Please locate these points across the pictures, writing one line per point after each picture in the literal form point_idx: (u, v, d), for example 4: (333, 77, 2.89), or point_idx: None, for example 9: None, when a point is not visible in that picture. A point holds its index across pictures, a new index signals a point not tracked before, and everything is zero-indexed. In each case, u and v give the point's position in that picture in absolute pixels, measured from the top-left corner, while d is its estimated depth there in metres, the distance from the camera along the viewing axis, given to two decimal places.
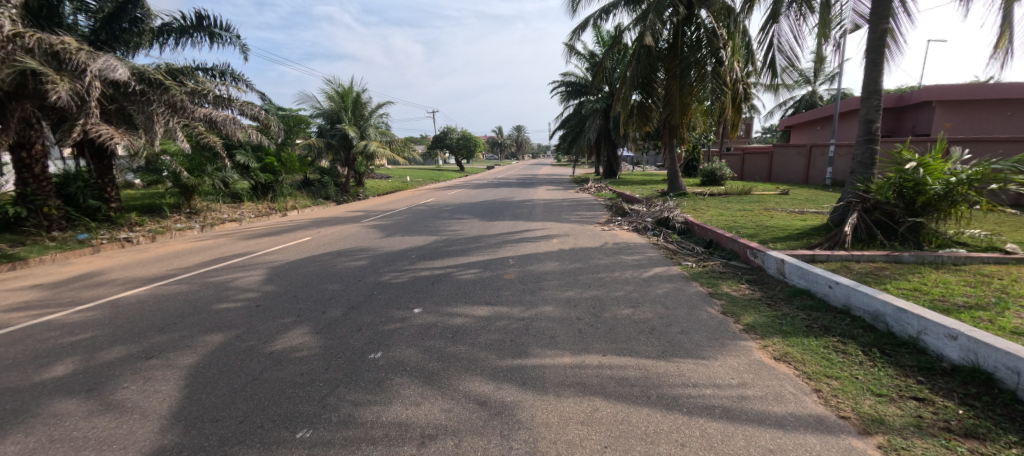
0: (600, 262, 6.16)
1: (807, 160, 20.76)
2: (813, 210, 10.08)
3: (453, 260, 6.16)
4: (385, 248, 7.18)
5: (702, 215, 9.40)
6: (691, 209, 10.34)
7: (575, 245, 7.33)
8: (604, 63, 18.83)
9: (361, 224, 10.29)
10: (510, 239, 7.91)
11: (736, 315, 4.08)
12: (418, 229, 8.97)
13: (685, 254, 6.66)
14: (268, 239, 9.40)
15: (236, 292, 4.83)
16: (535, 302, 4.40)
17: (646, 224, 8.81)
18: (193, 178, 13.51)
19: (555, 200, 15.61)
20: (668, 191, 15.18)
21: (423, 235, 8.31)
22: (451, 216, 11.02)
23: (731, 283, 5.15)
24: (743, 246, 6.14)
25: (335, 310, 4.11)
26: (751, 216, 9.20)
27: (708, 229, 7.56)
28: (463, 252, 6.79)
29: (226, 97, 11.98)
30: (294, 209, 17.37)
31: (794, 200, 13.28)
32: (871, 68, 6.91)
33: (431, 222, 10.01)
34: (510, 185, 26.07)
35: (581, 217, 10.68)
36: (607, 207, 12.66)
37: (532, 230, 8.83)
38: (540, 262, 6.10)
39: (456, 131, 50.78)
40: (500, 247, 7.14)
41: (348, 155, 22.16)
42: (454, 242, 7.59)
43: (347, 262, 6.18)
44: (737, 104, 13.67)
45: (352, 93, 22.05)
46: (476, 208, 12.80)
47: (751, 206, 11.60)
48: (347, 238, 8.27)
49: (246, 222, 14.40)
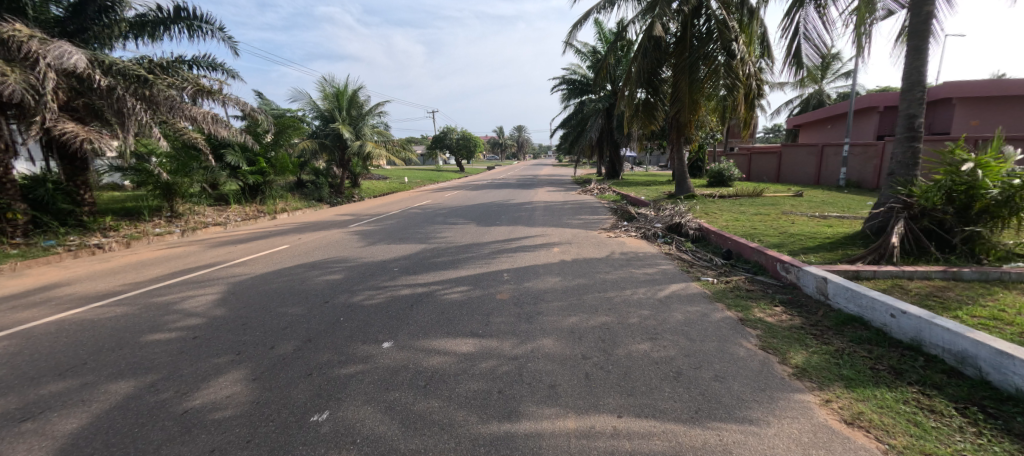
0: (607, 277, 5.39)
1: (818, 160, 20.01)
2: (836, 215, 9.29)
3: (439, 275, 5.39)
4: (365, 259, 6.40)
5: (717, 220, 8.63)
6: (703, 213, 9.56)
7: (578, 256, 6.56)
8: (607, 59, 18.08)
9: (347, 230, 9.52)
10: (506, 248, 7.13)
11: (781, 351, 3.31)
12: (407, 236, 8.19)
13: (702, 267, 5.90)
14: (245, 246, 8.62)
15: (177, 316, 4.06)
16: (532, 333, 3.63)
17: (655, 230, 8.03)
18: (175, 179, 12.78)
19: (556, 202, 14.80)
20: (675, 193, 14.41)
21: (412, 243, 7.54)
22: (445, 220, 10.23)
23: (763, 305, 4.38)
24: (771, 259, 5.36)
25: (286, 345, 3.35)
26: (770, 222, 8.41)
27: (726, 237, 6.78)
28: (453, 265, 6.01)
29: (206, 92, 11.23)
30: (284, 211, 16.62)
31: (810, 203, 12.49)
32: (913, 56, 6.09)
33: (421, 227, 9.23)
34: (510, 186, 25.29)
35: (584, 222, 9.89)
36: (612, 210, 11.88)
37: (531, 237, 8.05)
38: (539, 277, 5.32)
39: (456, 131, 49.95)
40: (494, 259, 6.36)
41: (342, 156, 21.37)
42: (444, 251, 6.82)
43: (319, 275, 5.41)
44: (750, 101, 12.87)
45: (346, 91, 21.26)
46: (473, 211, 12.00)
47: (767, 209, 10.81)
48: (328, 246, 7.51)
49: (231, 226, 13.66)
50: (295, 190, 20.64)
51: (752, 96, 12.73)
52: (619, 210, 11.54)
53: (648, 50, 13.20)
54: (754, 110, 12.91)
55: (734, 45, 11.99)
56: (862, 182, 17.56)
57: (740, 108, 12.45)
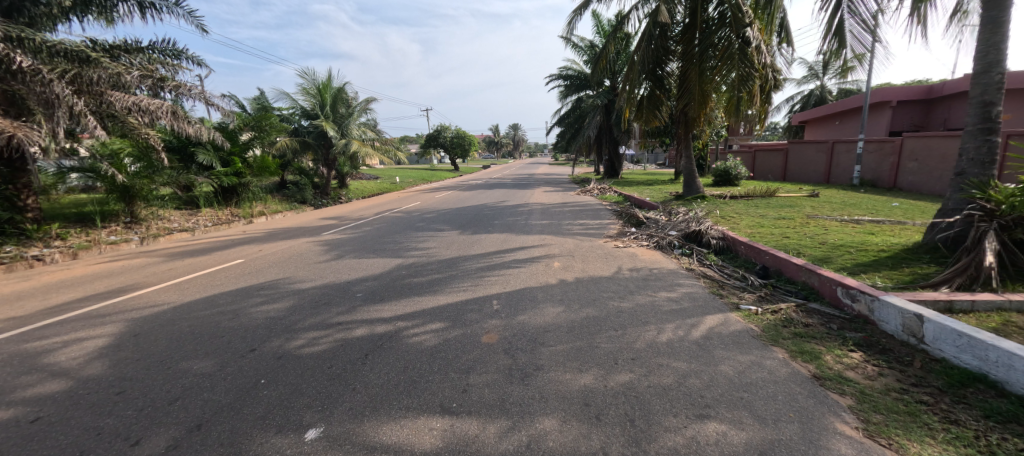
0: (623, 305, 4.26)
1: (829, 157, 19.00)
2: (870, 220, 8.24)
3: (410, 305, 4.25)
4: (325, 280, 5.25)
5: (739, 227, 7.56)
6: (721, 218, 8.47)
7: (584, 273, 5.43)
8: (606, 51, 16.97)
9: (317, 238, 8.36)
10: (497, 263, 6.00)
11: (898, 442, 2.23)
12: (383, 247, 7.07)
13: (736, 289, 4.83)
14: (198, 258, 7.45)
15: (35, 379, 2.93)
16: (527, 408, 2.52)
17: (670, 239, 6.96)
18: (134, 181, 11.51)
19: (554, 205, 13.69)
20: (683, 194, 13.35)
21: (385, 257, 6.38)
22: (429, 227, 9.08)
23: (834, 350, 3.31)
24: (828, 282, 4.28)
25: (157, 442, 2.22)
26: (801, 229, 7.34)
27: (757, 248, 5.70)
28: (430, 288, 4.86)
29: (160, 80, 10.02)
30: (263, 215, 15.43)
31: (830, 204, 11.48)
32: (988, 30, 5.00)
33: (401, 236, 8.09)
34: (505, 186, 24.18)
35: (586, 228, 8.77)
36: (616, 214, 10.78)
37: (527, 248, 6.94)
38: (537, 307, 4.19)
39: (450, 130, 48.67)
40: (482, 278, 5.23)
41: (327, 155, 20.14)
42: (423, 269, 5.68)
43: (258, 308, 4.26)
44: (766, 93, 11.79)
45: (330, 86, 20.03)
46: (462, 216, 10.86)
47: (789, 212, 9.75)
48: (289, 261, 6.34)
49: (199, 232, 12.48)
50: (276, 192, 19.41)
51: (768, 88, 11.66)
52: (624, 214, 10.43)
53: (653, 37, 12.11)
54: (769, 102, 11.83)
55: (748, 31, 10.92)
56: (877, 180, 16.58)
57: (755, 101, 11.37)
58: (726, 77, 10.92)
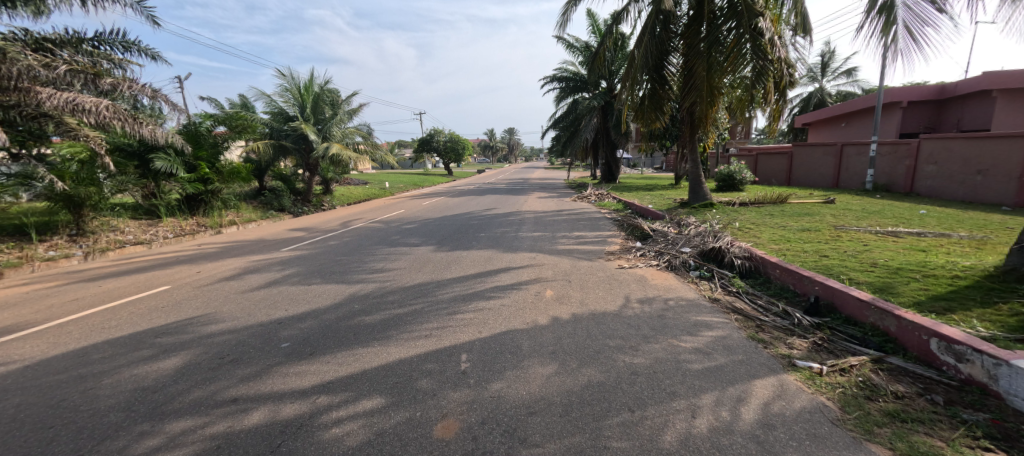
0: (638, 362, 3.12)
1: (838, 160, 18.05)
2: (910, 234, 7.18)
3: (344, 366, 3.08)
4: (250, 320, 4.07)
5: (762, 242, 6.48)
6: (738, 230, 7.38)
7: (583, 308, 4.28)
8: (603, 49, 15.89)
9: (272, 255, 7.17)
10: (477, 292, 4.84)
11: None
12: (342, 270, 5.91)
13: (780, 332, 3.74)
14: (123, 280, 6.24)
15: None
16: None
17: (685, 258, 5.87)
18: (80, 189, 10.24)
19: (549, 213, 12.60)
20: (689, 202, 12.28)
21: (339, 285, 5.21)
22: (404, 242, 7.93)
23: (962, 450, 2.18)
24: (913, 328, 3.18)
25: None
26: (837, 245, 6.25)
27: (797, 273, 4.59)
28: (381, 334, 3.69)
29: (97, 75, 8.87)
30: (234, 225, 14.22)
31: (852, 212, 10.45)
32: None
33: (368, 254, 6.90)
34: (498, 192, 23.04)
35: (584, 242, 7.65)
36: (616, 224, 9.66)
37: (514, 271, 5.77)
38: (521, 368, 3.03)
39: (444, 133, 47.48)
40: (452, 317, 4.06)
41: (307, 159, 18.89)
42: (380, 302, 4.50)
43: (135, 370, 3.10)
44: (781, 91, 10.68)
45: (312, 87, 18.81)
46: (445, 227, 9.69)
47: (813, 222, 8.68)
48: (221, 290, 5.16)
49: (156, 246, 11.28)
50: (251, 199, 18.13)
51: (784, 85, 10.53)
52: (627, 224, 9.30)
53: (654, 31, 11.06)
54: (784, 101, 10.74)
55: (761, 21, 9.86)
56: (891, 185, 15.57)
57: (769, 99, 10.27)
58: (738, 72, 9.82)
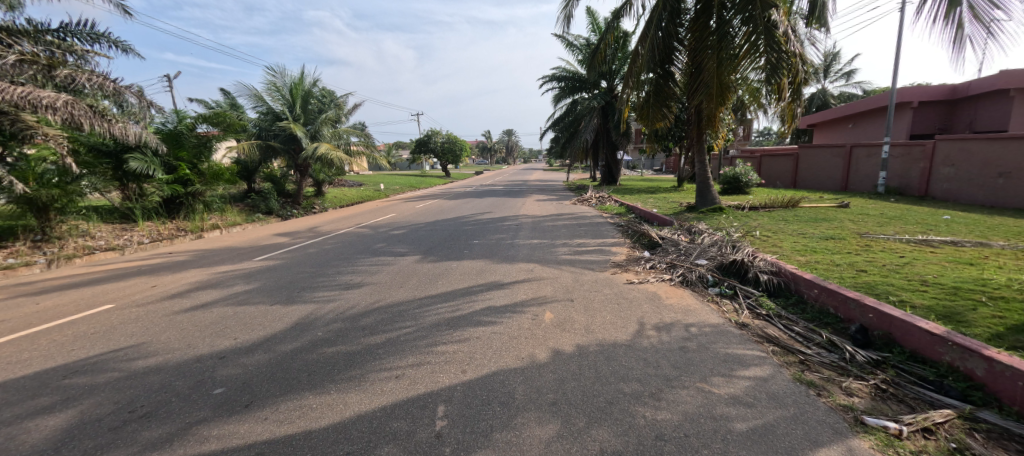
0: (662, 418, 2.44)
1: (846, 162, 17.42)
2: (945, 243, 6.55)
3: (284, 425, 2.39)
4: (187, 353, 3.36)
5: (787, 253, 5.82)
6: (757, 238, 6.72)
7: (590, 337, 3.59)
8: (604, 46, 15.23)
9: (242, 266, 6.46)
10: (464, 315, 4.16)
11: None
12: (313, 285, 5.22)
13: (829, 371, 3.07)
14: (66, 295, 5.50)
15: None
16: None
17: (702, 272, 5.20)
18: (44, 193, 9.50)
19: (548, 217, 11.92)
20: (696, 206, 11.63)
21: (307, 305, 4.52)
22: (389, 251, 7.25)
23: None
24: (1011, 375, 2.48)
25: None
26: (872, 257, 5.59)
27: (838, 294, 3.91)
28: (343, 374, 3.00)
29: (53, 68, 8.17)
30: (217, 229, 13.54)
31: (871, 217, 9.82)
32: None
33: (346, 266, 6.21)
34: (496, 194, 22.38)
35: (586, 252, 6.98)
36: (621, 231, 8.99)
37: (508, 287, 5.09)
38: (512, 429, 2.34)
39: (442, 135, 46.78)
40: (431, 349, 3.37)
41: (297, 160, 18.17)
42: (347, 327, 3.81)
43: (12, 429, 2.39)
44: (795, 88, 10.01)
45: (302, 84, 18.08)
46: (436, 234, 9.01)
47: (834, 229, 8.03)
48: (167, 313, 4.44)
49: (130, 252, 10.57)
50: (238, 201, 17.43)
51: (799, 83, 9.85)
52: (632, 231, 8.63)
53: (660, 24, 10.41)
54: (798, 99, 10.08)
55: (774, 13, 9.18)
56: (905, 188, 14.95)
57: (784, 96, 9.59)
58: (753, 67, 9.13)
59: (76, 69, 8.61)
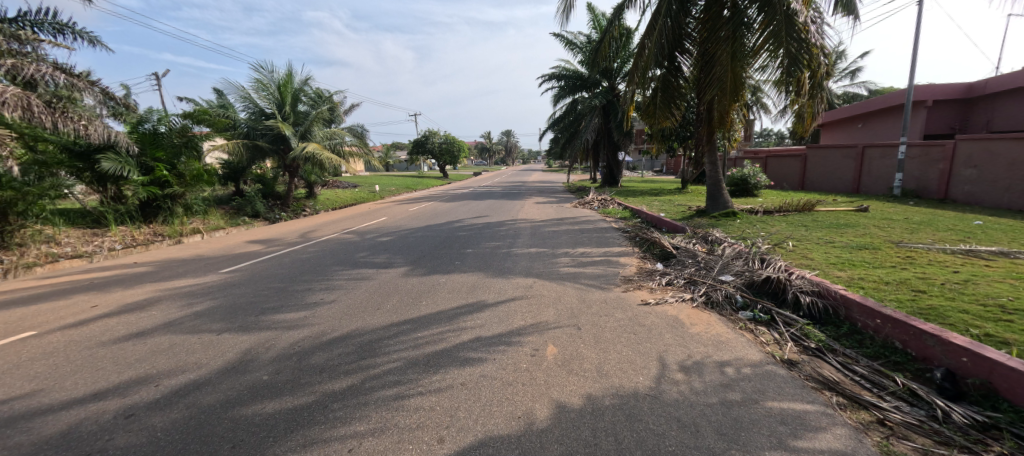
0: None
1: (858, 163, 16.72)
2: (993, 254, 5.85)
3: None
4: (86, 409, 2.61)
5: (822, 267, 5.10)
6: (784, 249, 6.00)
7: (602, 383, 2.85)
8: (607, 41, 14.47)
9: (203, 281, 5.69)
10: (447, 348, 3.41)
11: None
12: (275, 307, 4.48)
13: (922, 439, 2.33)
14: None
15: None
16: None
17: (729, 291, 4.46)
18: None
19: (549, 222, 11.19)
20: (707, 210, 10.93)
21: (260, 333, 3.76)
22: (372, 262, 6.51)
23: None
24: None
25: None
26: (922, 272, 4.86)
27: (907, 327, 3.17)
28: (277, 446, 2.24)
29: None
30: (198, 234, 12.80)
31: (896, 222, 9.11)
32: None
33: (320, 281, 5.48)
34: (494, 196, 21.65)
35: (591, 263, 6.26)
36: (628, 238, 8.26)
37: (502, 308, 4.34)
38: None
39: (439, 135, 45.94)
40: (399, 404, 2.62)
41: (286, 161, 17.40)
42: (301, 368, 3.07)
43: None
44: (815, 83, 9.31)
45: (291, 82, 17.29)
46: (427, 241, 8.28)
47: (863, 237, 7.31)
48: (90, 345, 3.67)
49: (99, 260, 9.82)
50: (225, 203, 16.68)
51: (819, 77, 9.15)
52: (640, 238, 7.92)
53: (669, 16, 9.68)
54: (818, 96, 9.38)
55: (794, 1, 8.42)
56: (922, 190, 14.27)
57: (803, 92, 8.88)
58: (770, 60, 8.38)
59: (24, 60, 7.85)
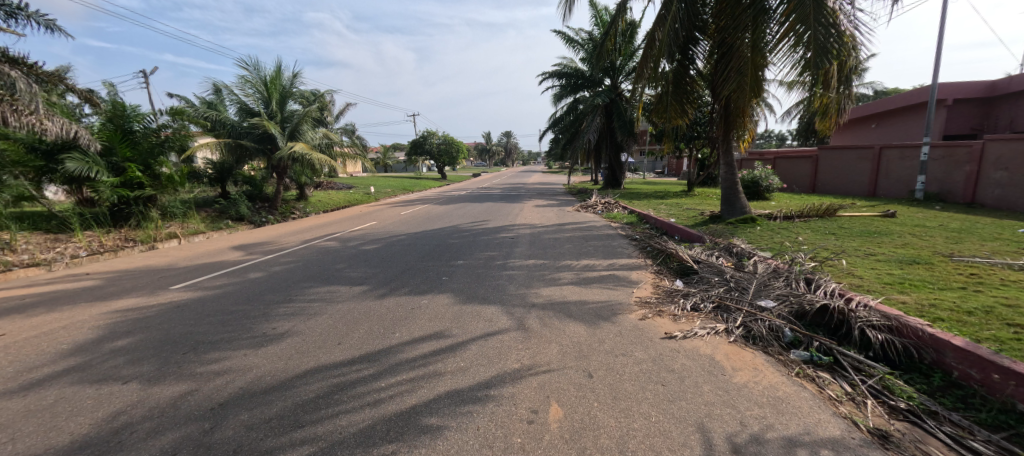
0: None
1: (875, 165, 15.86)
2: None
3: None
4: None
5: (879, 289, 4.24)
6: (826, 266, 5.12)
7: None
8: (613, 35, 13.60)
9: (145, 304, 4.83)
10: (415, 409, 2.55)
11: None
12: (213, 342, 3.64)
13: None
14: None
15: None
16: None
17: (773, 323, 3.61)
18: None
19: (550, 227, 10.35)
20: (722, 215, 10.09)
21: (179, 382, 2.91)
22: (347, 277, 5.66)
23: None
24: None
25: None
26: (1004, 297, 4.00)
27: None
28: None
29: None
30: (175, 238, 11.91)
31: (934, 230, 8.26)
32: None
33: (278, 304, 4.62)
34: (492, 198, 20.78)
35: (598, 280, 5.41)
36: (639, 248, 7.40)
37: (493, 343, 3.48)
38: None
39: (437, 136, 45.03)
40: None
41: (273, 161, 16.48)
42: (207, 446, 2.22)
43: None
44: (843, 76, 8.42)
45: (279, 80, 16.43)
46: (414, 251, 7.46)
47: (907, 248, 6.45)
48: None
49: (58, 268, 8.92)
50: (207, 205, 15.82)
51: (847, 70, 8.26)
52: (653, 249, 7.06)
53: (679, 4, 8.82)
54: (845, 91, 8.48)
55: None
56: (946, 194, 13.43)
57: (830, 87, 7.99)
58: (793, 51, 7.45)
59: None
